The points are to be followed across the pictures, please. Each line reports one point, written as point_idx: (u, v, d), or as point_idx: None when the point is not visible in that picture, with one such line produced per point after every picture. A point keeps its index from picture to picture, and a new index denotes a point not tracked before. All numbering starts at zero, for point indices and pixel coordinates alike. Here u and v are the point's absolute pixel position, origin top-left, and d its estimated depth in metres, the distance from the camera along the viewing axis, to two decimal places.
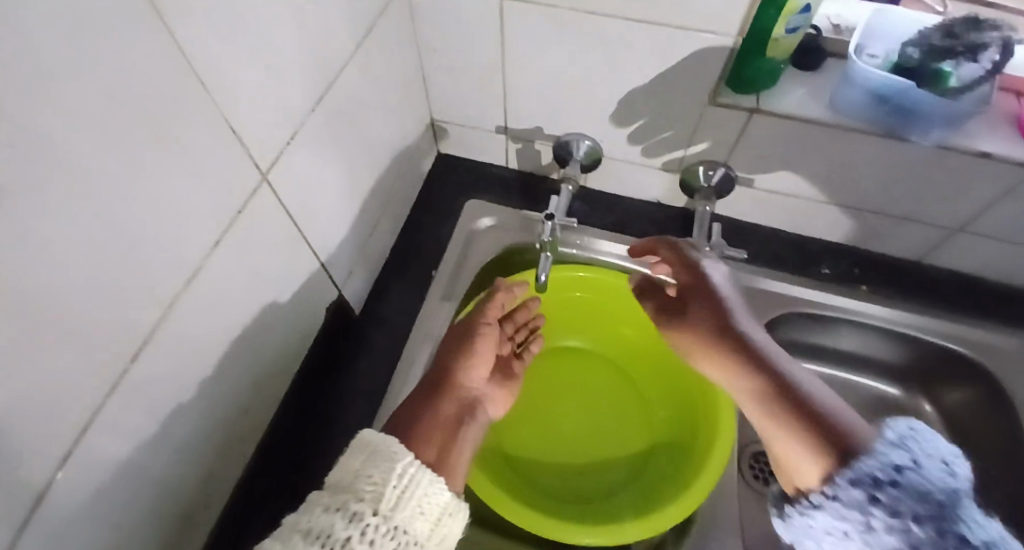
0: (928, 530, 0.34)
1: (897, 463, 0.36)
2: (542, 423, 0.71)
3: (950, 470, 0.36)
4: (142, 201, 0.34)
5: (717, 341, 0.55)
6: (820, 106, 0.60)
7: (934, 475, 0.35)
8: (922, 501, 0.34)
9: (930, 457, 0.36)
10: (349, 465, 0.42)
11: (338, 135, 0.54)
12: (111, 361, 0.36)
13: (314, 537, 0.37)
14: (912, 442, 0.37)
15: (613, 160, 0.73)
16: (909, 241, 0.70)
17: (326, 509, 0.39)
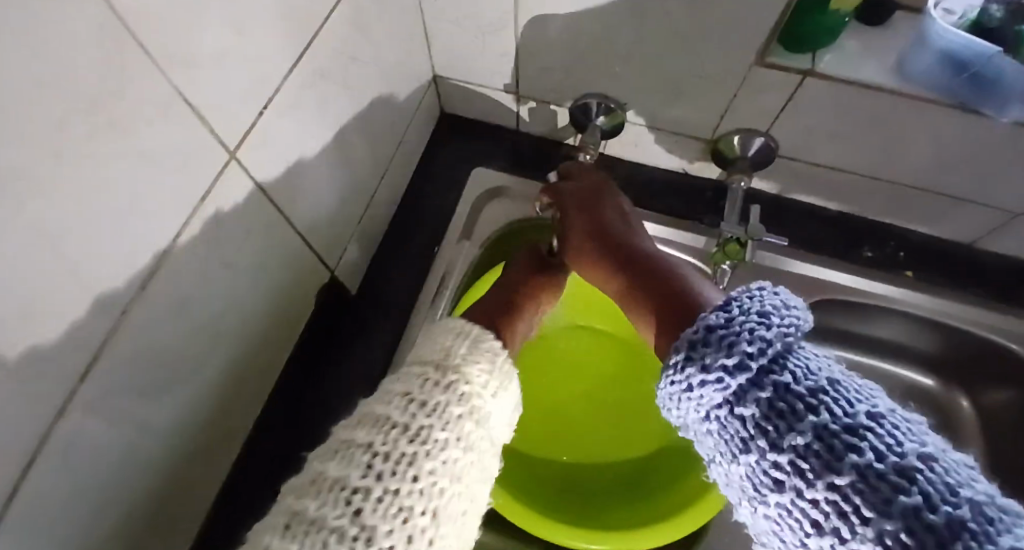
0: (762, 378, 0.28)
1: (730, 315, 0.31)
2: (550, 410, 0.66)
3: (797, 318, 0.30)
4: (79, 196, 0.28)
5: (597, 243, 0.53)
6: (882, 71, 0.52)
7: (773, 324, 0.29)
8: (743, 348, 0.29)
9: (748, 308, 0.31)
10: (449, 344, 0.39)
11: (321, 100, 0.46)
12: (56, 386, 0.30)
13: (430, 409, 0.33)
14: (741, 302, 0.31)
15: (638, 126, 0.65)
16: (965, 225, 0.62)
17: (436, 384, 0.35)
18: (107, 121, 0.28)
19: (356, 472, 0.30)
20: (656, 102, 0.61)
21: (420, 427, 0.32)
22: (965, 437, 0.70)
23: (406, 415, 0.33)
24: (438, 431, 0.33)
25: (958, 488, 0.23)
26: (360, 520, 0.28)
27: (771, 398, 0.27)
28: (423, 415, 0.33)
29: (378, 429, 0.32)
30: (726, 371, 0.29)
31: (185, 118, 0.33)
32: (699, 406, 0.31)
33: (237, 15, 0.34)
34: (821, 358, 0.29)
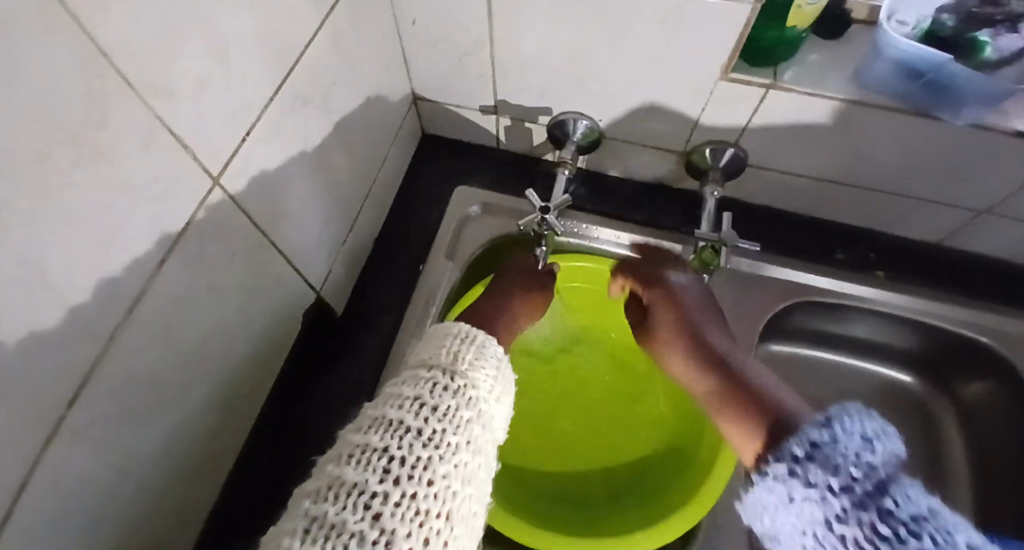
0: (867, 500, 0.35)
1: (835, 434, 0.39)
2: (538, 423, 0.67)
3: (893, 444, 0.38)
4: (67, 223, 0.29)
5: (693, 344, 0.61)
6: (842, 80, 0.54)
7: (879, 449, 0.37)
8: (849, 473, 0.37)
9: (849, 431, 0.38)
10: (454, 350, 0.41)
11: (302, 124, 0.48)
12: (42, 413, 0.30)
13: (440, 413, 0.35)
14: (838, 423, 0.39)
15: (614, 140, 0.67)
16: (931, 224, 0.65)
17: (445, 389, 0.37)
18: (90, 152, 0.29)
19: (374, 475, 0.30)
20: (630, 117, 0.63)
21: (434, 430, 0.34)
22: (946, 432, 0.71)
23: (419, 419, 0.34)
24: (450, 435, 0.34)
25: None
26: (379, 524, 0.28)
27: (874, 521, 0.35)
28: (436, 419, 0.34)
29: (391, 433, 0.33)
30: (829, 489, 0.37)
31: (170, 145, 0.34)
32: (796, 522, 0.39)
33: (216, 46, 0.36)
34: (918, 493, 0.35)
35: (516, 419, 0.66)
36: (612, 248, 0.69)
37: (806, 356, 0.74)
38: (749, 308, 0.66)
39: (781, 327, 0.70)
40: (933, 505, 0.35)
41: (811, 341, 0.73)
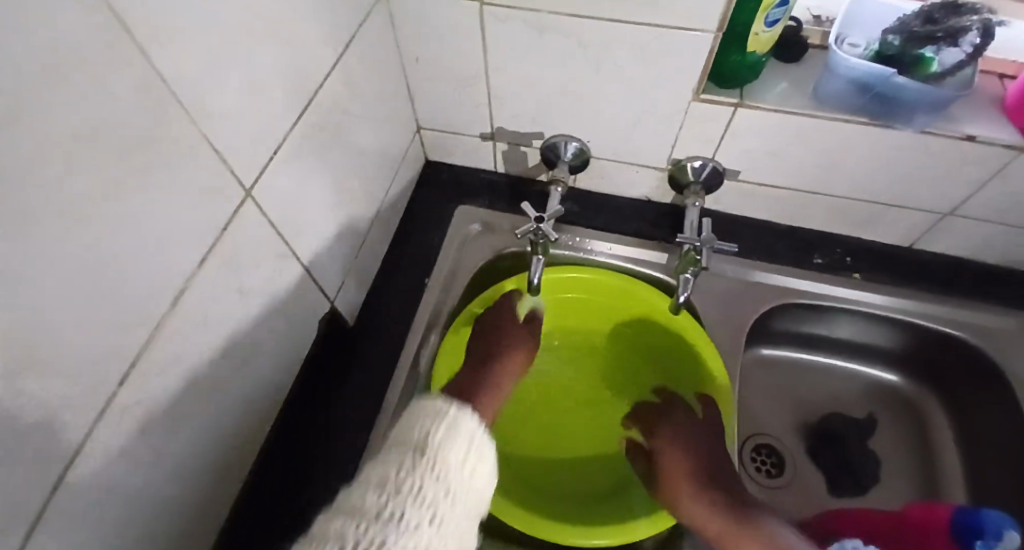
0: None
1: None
2: (541, 427, 0.71)
3: None
4: (126, 220, 0.34)
5: (706, 469, 0.59)
6: (803, 98, 0.60)
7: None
8: None
9: None
10: (423, 425, 0.39)
11: (319, 148, 0.54)
12: (97, 387, 0.34)
13: (400, 491, 0.35)
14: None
15: (602, 160, 0.72)
16: (901, 227, 0.70)
17: (412, 472, 0.36)
18: (146, 162, 0.35)
19: None
20: (616, 139, 0.68)
21: (394, 514, 0.33)
22: (934, 431, 0.72)
23: (383, 505, 0.34)
24: (412, 519, 0.34)
25: None
26: None
27: None
28: (398, 502, 0.34)
29: (358, 522, 0.32)
30: None
31: (209, 161, 0.40)
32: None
33: (248, 77, 0.42)
34: None
35: (521, 425, 0.70)
36: (603, 259, 0.75)
37: (796, 360, 0.77)
38: (735, 310, 0.70)
39: (768, 329, 0.74)
40: None
41: (799, 345, 0.76)
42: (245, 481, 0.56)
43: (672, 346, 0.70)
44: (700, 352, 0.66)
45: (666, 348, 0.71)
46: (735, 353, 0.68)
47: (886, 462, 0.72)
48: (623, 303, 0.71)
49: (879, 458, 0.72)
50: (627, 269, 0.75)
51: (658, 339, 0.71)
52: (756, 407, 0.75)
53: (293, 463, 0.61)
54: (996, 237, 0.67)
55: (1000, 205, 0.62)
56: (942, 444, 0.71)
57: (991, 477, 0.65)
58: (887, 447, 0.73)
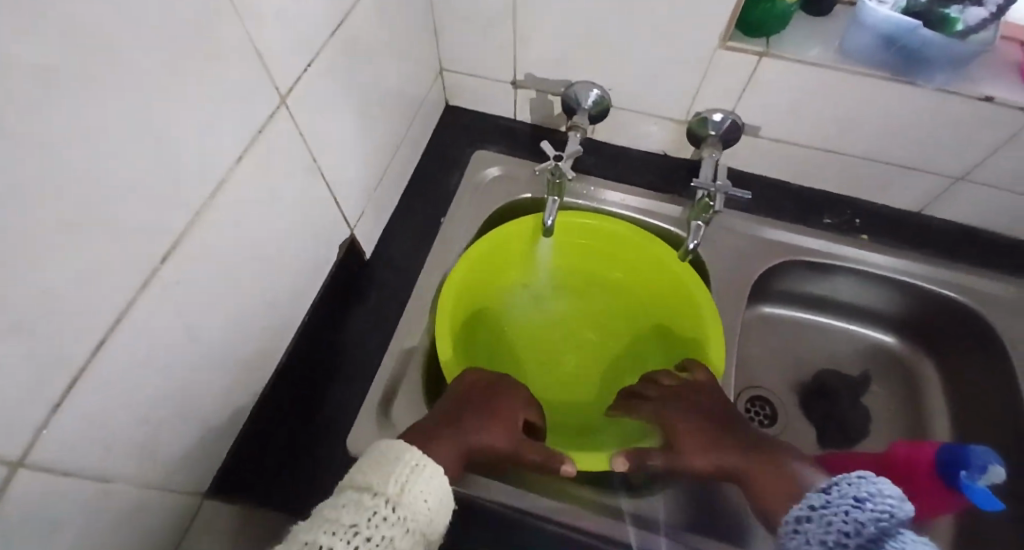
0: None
1: (832, 498, 0.37)
2: (528, 370, 0.73)
3: (892, 506, 0.34)
4: (171, 101, 0.35)
5: (701, 437, 0.53)
6: (828, 51, 0.61)
7: (869, 508, 0.35)
8: (841, 528, 0.35)
9: (845, 494, 0.36)
10: (364, 468, 0.41)
11: (350, 69, 0.54)
12: (138, 261, 0.36)
13: (345, 529, 0.36)
14: (840, 486, 0.37)
15: (622, 110, 0.73)
16: (913, 191, 0.71)
17: (384, 519, 0.37)
18: (191, 46, 0.35)
19: None
20: (639, 87, 0.69)
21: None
22: (926, 393, 0.74)
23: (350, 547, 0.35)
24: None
25: None
26: None
27: None
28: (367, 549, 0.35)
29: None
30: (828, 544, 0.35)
31: (250, 59, 0.41)
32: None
33: None
34: (920, 544, 0.32)
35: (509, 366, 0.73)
36: (616, 210, 0.76)
37: (799, 319, 0.79)
38: (742, 263, 0.72)
39: (773, 286, 0.76)
40: None
41: (805, 305, 0.78)
42: (271, 382, 0.57)
43: (668, 300, 0.71)
44: (696, 303, 0.66)
45: (664, 302, 0.72)
46: (737, 306, 0.69)
47: (879, 420, 0.74)
48: (627, 252, 0.72)
49: (871, 413, 0.74)
50: (639, 221, 0.76)
51: (655, 291, 0.73)
52: (755, 360, 0.77)
53: (314, 373, 0.63)
54: (1003, 205, 0.68)
55: (1012, 172, 0.63)
56: (934, 406, 0.73)
57: (980, 436, 0.68)
58: (879, 406, 0.75)
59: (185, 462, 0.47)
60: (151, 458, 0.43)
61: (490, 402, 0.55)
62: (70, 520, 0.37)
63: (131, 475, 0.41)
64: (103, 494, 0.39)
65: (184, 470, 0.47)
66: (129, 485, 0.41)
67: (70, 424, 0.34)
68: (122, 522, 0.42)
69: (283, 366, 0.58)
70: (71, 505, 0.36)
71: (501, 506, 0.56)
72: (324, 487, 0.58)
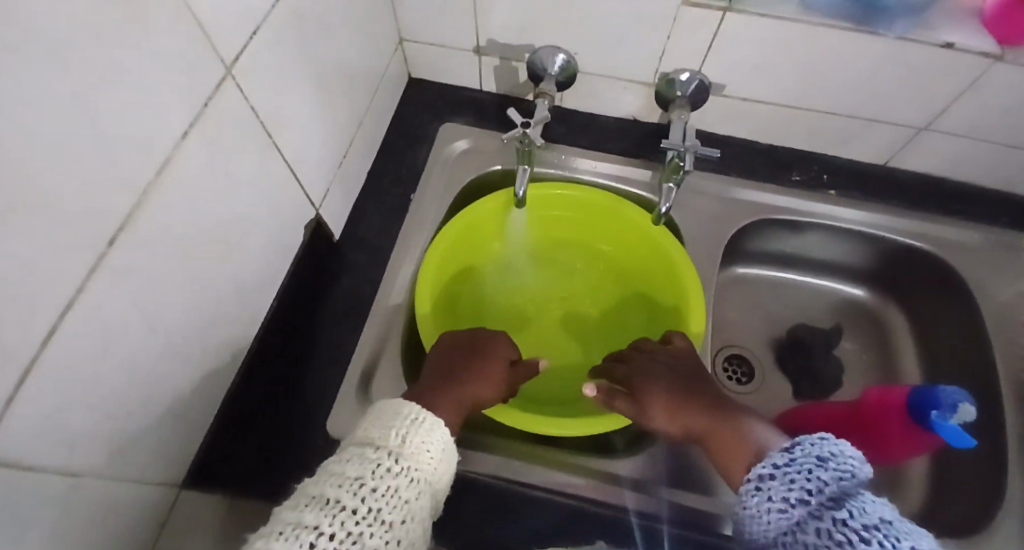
0: (823, 510, 0.35)
1: (795, 457, 0.38)
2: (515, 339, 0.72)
3: (852, 466, 0.36)
4: (106, 73, 0.33)
5: (669, 401, 0.53)
6: (793, 3, 0.60)
7: (830, 467, 0.36)
8: (804, 487, 0.36)
9: (809, 453, 0.38)
10: (368, 424, 0.41)
11: (302, 39, 0.52)
12: (85, 244, 0.34)
13: (349, 484, 0.36)
14: (803, 447, 0.38)
15: (588, 74, 0.72)
16: (878, 144, 0.71)
17: (389, 470, 0.37)
18: (126, 12, 0.33)
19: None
20: (604, 50, 0.68)
21: (368, 509, 0.35)
22: (896, 342, 0.76)
23: (356, 498, 0.35)
24: (386, 514, 0.35)
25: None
26: None
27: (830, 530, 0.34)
28: (373, 499, 0.35)
29: (325, 512, 0.34)
30: (789, 502, 0.37)
31: (190, 27, 0.38)
32: (768, 530, 0.38)
33: None
34: (877, 503, 0.35)
35: None
36: (588, 178, 0.75)
37: (772, 278, 0.80)
38: (716, 224, 0.72)
39: (746, 246, 0.76)
40: (892, 513, 0.34)
41: (778, 264, 0.79)
42: (244, 369, 0.55)
43: (647, 264, 0.71)
44: (675, 265, 0.66)
45: (643, 266, 0.72)
46: (713, 267, 0.70)
47: (852, 370, 0.76)
48: (605, 219, 0.72)
49: (844, 365, 0.76)
50: (612, 187, 0.75)
51: (634, 256, 0.73)
52: (732, 320, 0.78)
53: (288, 358, 0.62)
54: (965, 152, 0.69)
55: (973, 119, 0.64)
56: (905, 354, 0.75)
57: (948, 379, 0.70)
58: (851, 356, 0.77)
59: (158, 453, 0.46)
60: (119, 451, 0.41)
61: (467, 368, 0.54)
62: (38, 518, 0.35)
63: (101, 468, 0.40)
64: (72, 489, 0.38)
65: (155, 462, 0.46)
66: (100, 479, 0.40)
67: (25, 419, 0.33)
68: (95, 517, 0.40)
69: (254, 352, 0.57)
70: (38, 501, 0.35)
71: (495, 480, 0.57)
72: (305, 472, 0.57)
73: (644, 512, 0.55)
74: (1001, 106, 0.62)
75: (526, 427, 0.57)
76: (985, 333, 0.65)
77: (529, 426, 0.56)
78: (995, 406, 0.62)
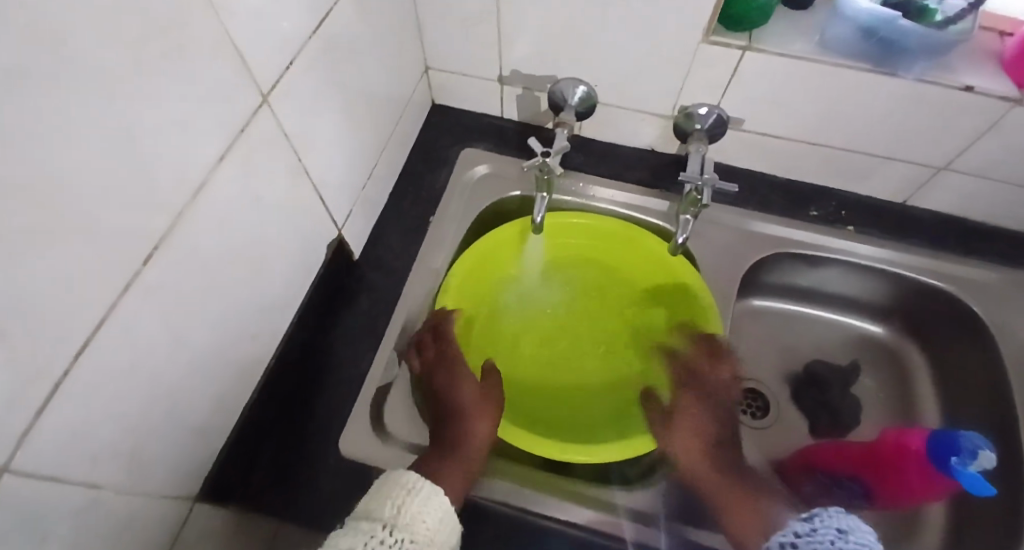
0: None
1: (814, 528, 0.37)
2: (536, 359, 0.72)
3: (870, 540, 0.36)
4: (149, 102, 0.35)
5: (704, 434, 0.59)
6: (810, 44, 0.61)
7: (852, 539, 0.36)
8: None
9: (828, 523, 0.37)
10: (366, 496, 0.42)
11: (334, 66, 0.54)
12: (119, 263, 0.35)
13: None
14: (822, 518, 0.38)
15: (608, 105, 0.73)
16: (896, 182, 0.71)
17: (382, 542, 0.37)
18: (169, 43, 0.35)
19: None
20: (625, 83, 0.69)
21: None
22: (913, 380, 0.75)
23: None
24: None
25: None
26: None
27: None
28: None
29: None
30: None
31: (230, 58, 0.40)
32: None
33: None
34: None
35: (517, 358, 0.72)
36: (603, 206, 0.76)
37: (788, 312, 0.79)
38: (731, 257, 0.72)
39: (762, 278, 0.76)
40: None
41: (792, 296, 0.79)
42: (261, 388, 0.56)
43: (665, 294, 0.72)
44: (691, 293, 0.68)
45: (659, 295, 0.73)
46: (729, 299, 0.70)
47: (869, 408, 0.75)
48: (625, 248, 0.73)
49: (861, 401, 0.75)
50: (629, 216, 0.76)
51: (651, 285, 0.74)
52: (746, 352, 0.77)
53: (303, 376, 0.62)
54: (984, 192, 0.69)
55: (993, 160, 0.64)
56: (922, 392, 0.74)
57: (967, 420, 0.69)
58: (867, 394, 0.76)
59: (175, 467, 0.46)
60: (139, 465, 0.42)
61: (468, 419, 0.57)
62: (58, 528, 0.36)
63: (120, 481, 0.41)
64: (94, 501, 0.38)
65: (173, 476, 0.47)
66: (120, 491, 0.41)
67: (52, 435, 0.34)
68: (112, 530, 0.41)
69: (272, 370, 0.57)
70: (58, 512, 0.36)
71: (505, 507, 0.56)
72: (315, 492, 0.58)
73: (640, 542, 0.55)
74: (1020, 147, 0.62)
75: (539, 454, 0.57)
76: (1005, 375, 0.64)
77: (541, 453, 0.57)
78: (1016, 451, 0.61)
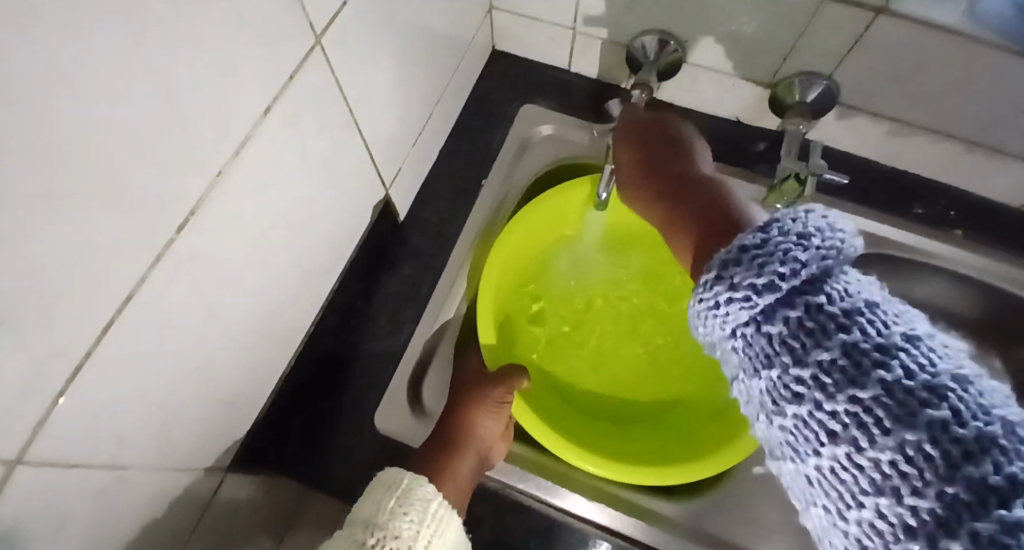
0: (807, 329, 0.25)
1: (767, 237, 0.27)
2: (586, 339, 0.67)
3: (841, 239, 0.27)
4: (187, 45, 0.29)
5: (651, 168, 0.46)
6: (957, 12, 0.50)
7: (813, 246, 0.26)
8: (776, 269, 0.26)
9: (790, 231, 0.27)
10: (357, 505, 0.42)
11: (394, 5, 0.47)
12: (150, 233, 0.31)
13: None
14: (779, 226, 0.27)
15: (696, 67, 0.64)
16: (1021, 185, 0.62)
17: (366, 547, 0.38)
18: None
19: None
20: (722, 42, 0.59)
21: None
22: None
23: None
24: None
25: (992, 408, 0.21)
26: None
27: (866, 405, 0.23)
28: None
29: None
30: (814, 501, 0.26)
31: None
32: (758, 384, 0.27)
33: None
34: (867, 285, 0.26)
35: (567, 336, 0.67)
36: None
37: None
38: None
39: None
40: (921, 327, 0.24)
41: None
42: (297, 357, 0.53)
43: None
44: None
45: None
46: None
47: None
48: None
49: None
50: None
51: None
52: None
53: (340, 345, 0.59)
54: None
55: None
56: None
57: None
58: None
59: (206, 442, 0.44)
60: (168, 443, 0.39)
61: (474, 420, 0.53)
62: (79, 513, 0.33)
63: (148, 461, 0.38)
64: (119, 482, 0.36)
65: (204, 450, 0.44)
66: (147, 470, 0.38)
67: (73, 417, 0.30)
68: (138, 509, 0.39)
69: (310, 340, 0.53)
70: (82, 496, 0.33)
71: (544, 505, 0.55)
72: (346, 466, 0.56)
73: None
74: None
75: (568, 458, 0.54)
76: None
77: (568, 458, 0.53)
78: None
